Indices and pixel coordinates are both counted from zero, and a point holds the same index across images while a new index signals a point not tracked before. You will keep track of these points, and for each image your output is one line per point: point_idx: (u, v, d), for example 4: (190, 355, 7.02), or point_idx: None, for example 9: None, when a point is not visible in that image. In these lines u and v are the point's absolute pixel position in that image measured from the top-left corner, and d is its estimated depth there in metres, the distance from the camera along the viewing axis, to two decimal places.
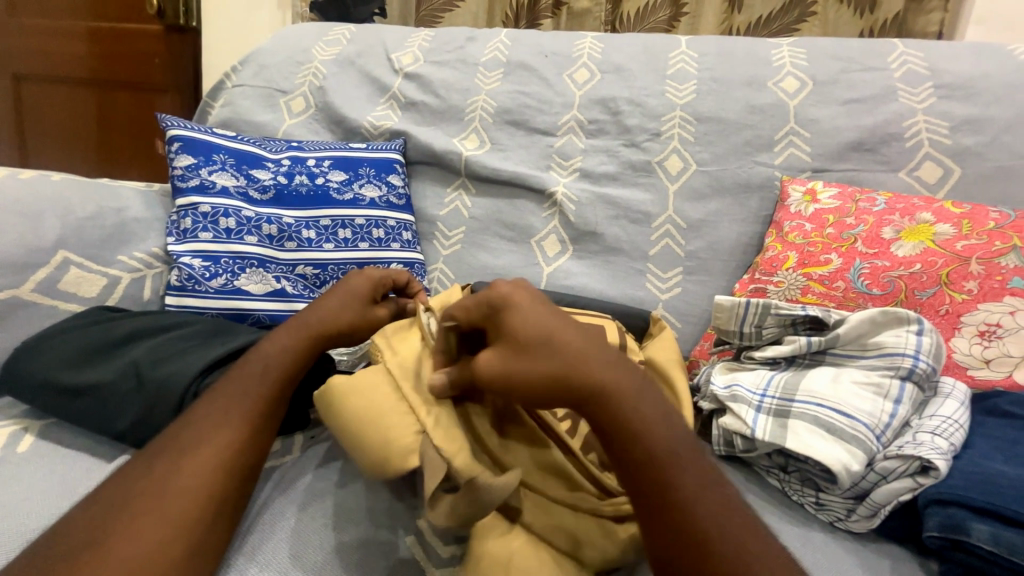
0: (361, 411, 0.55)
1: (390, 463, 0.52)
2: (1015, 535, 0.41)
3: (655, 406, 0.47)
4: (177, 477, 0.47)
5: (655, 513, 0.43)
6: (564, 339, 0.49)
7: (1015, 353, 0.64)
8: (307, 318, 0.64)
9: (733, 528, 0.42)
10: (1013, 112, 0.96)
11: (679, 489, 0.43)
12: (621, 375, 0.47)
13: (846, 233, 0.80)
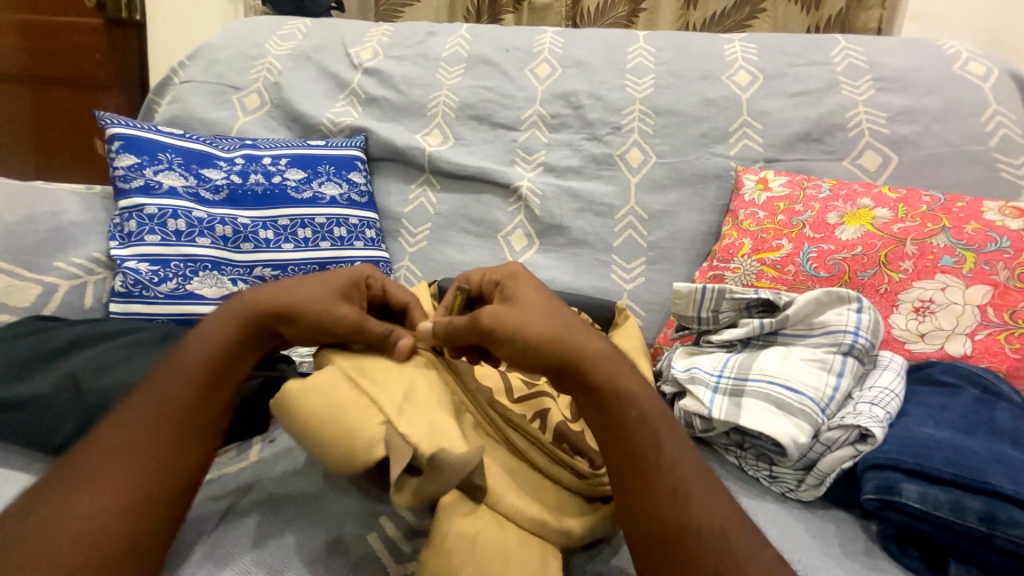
0: (318, 405, 0.47)
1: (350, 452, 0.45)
2: (940, 492, 0.44)
3: (631, 380, 0.48)
4: (100, 490, 0.42)
5: (627, 482, 0.44)
6: (546, 315, 0.49)
7: (946, 326, 0.69)
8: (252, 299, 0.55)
9: (698, 494, 0.43)
10: (942, 103, 1.03)
11: (660, 464, 0.44)
12: (598, 349, 0.48)
13: (796, 219, 0.84)
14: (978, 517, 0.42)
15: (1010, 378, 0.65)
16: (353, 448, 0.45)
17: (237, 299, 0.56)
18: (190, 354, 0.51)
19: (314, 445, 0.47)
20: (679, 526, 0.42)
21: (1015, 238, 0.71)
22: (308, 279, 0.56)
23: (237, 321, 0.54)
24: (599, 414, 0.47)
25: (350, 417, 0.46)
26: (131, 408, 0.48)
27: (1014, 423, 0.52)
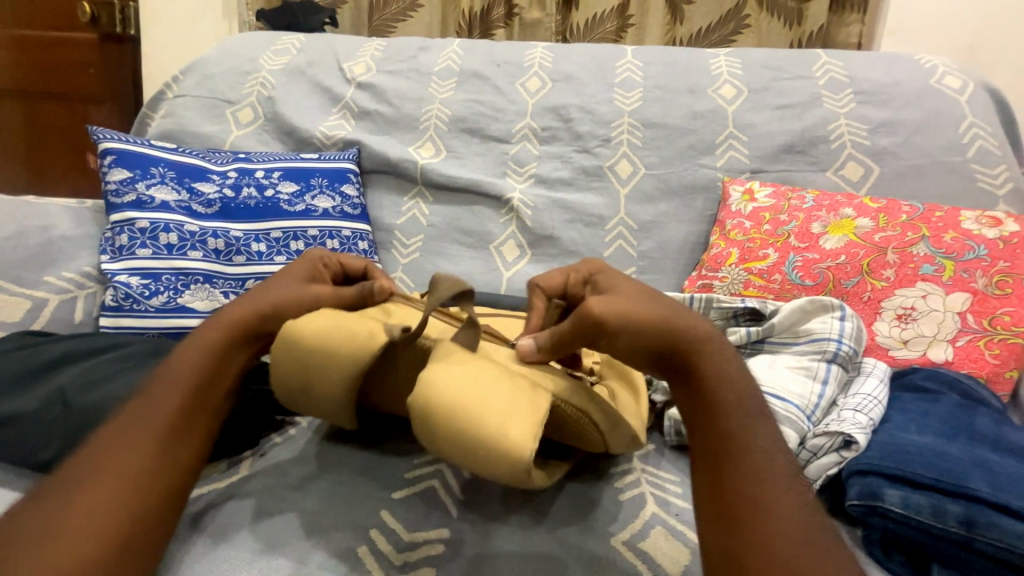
0: (323, 323, 0.55)
1: (359, 337, 0.54)
2: (921, 497, 0.44)
3: (731, 366, 0.47)
4: (90, 499, 0.41)
5: (710, 467, 0.41)
6: (653, 302, 0.50)
7: (929, 333, 0.70)
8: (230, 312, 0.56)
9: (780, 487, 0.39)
10: (920, 115, 1.06)
11: (746, 445, 0.41)
12: (707, 336, 0.48)
13: (781, 229, 0.85)
14: (957, 520, 0.43)
15: (990, 383, 0.67)
16: (366, 345, 0.53)
17: (222, 309, 0.57)
18: (189, 360, 0.51)
19: (324, 348, 0.53)
20: (757, 532, 0.36)
21: (991, 247, 0.73)
22: (283, 283, 0.60)
23: (222, 331, 0.54)
24: (696, 396, 0.45)
25: (356, 323, 0.55)
26: (121, 420, 0.46)
27: (994, 427, 0.53)
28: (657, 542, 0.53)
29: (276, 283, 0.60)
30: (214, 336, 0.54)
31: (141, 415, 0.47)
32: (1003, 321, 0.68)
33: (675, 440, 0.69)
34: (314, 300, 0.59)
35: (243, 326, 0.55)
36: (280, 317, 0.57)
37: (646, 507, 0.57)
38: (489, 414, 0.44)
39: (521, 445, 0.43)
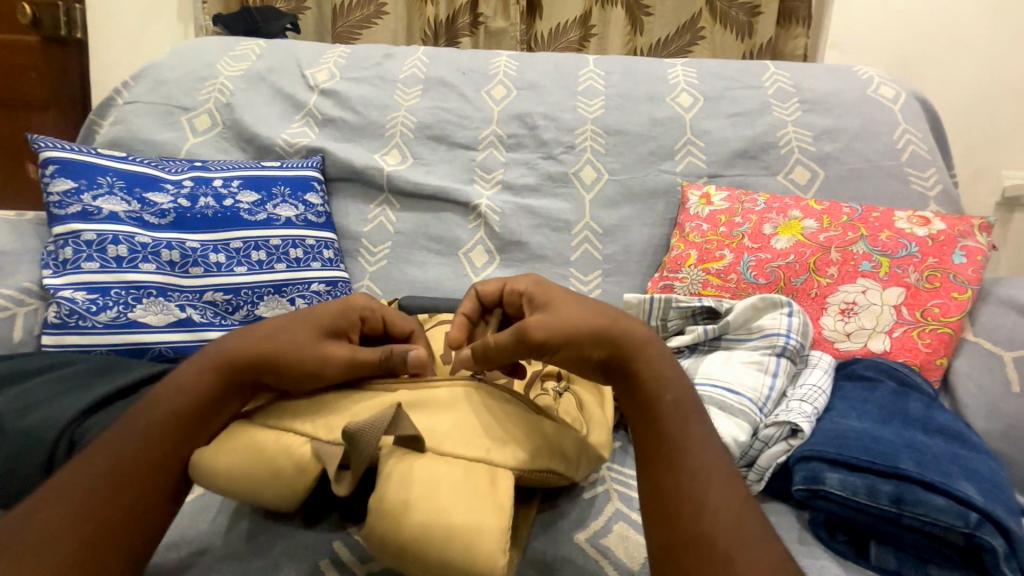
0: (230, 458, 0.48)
1: (285, 476, 0.48)
2: (857, 478, 0.48)
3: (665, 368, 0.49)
4: (59, 520, 0.41)
5: (653, 471, 0.43)
6: (585, 307, 0.51)
7: (868, 325, 0.75)
8: (230, 352, 0.51)
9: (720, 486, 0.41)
10: (859, 123, 1.13)
11: (681, 445, 0.44)
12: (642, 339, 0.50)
13: (736, 231, 0.90)
14: (889, 498, 0.46)
15: (923, 371, 0.72)
16: (295, 478, 0.48)
17: (219, 351, 0.51)
18: (175, 398, 0.49)
19: (256, 491, 0.48)
20: (697, 528, 0.39)
21: (921, 245, 0.79)
22: (295, 328, 0.53)
23: (218, 373, 0.50)
24: (638, 401, 0.47)
25: (267, 443, 0.49)
26: (95, 461, 0.45)
27: (924, 411, 0.57)
28: (619, 538, 0.54)
29: (272, 325, 0.53)
30: (203, 379, 0.50)
31: (116, 459, 0.45)
32: (933, 312, 0.74)
33: None
34: (322, 357, 0.52)
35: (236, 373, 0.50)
36: (282, 371, 0.51)
37: (609, 504, 0.59)
38: (448, 525, 0.42)
39: (489, 554, 0.41)
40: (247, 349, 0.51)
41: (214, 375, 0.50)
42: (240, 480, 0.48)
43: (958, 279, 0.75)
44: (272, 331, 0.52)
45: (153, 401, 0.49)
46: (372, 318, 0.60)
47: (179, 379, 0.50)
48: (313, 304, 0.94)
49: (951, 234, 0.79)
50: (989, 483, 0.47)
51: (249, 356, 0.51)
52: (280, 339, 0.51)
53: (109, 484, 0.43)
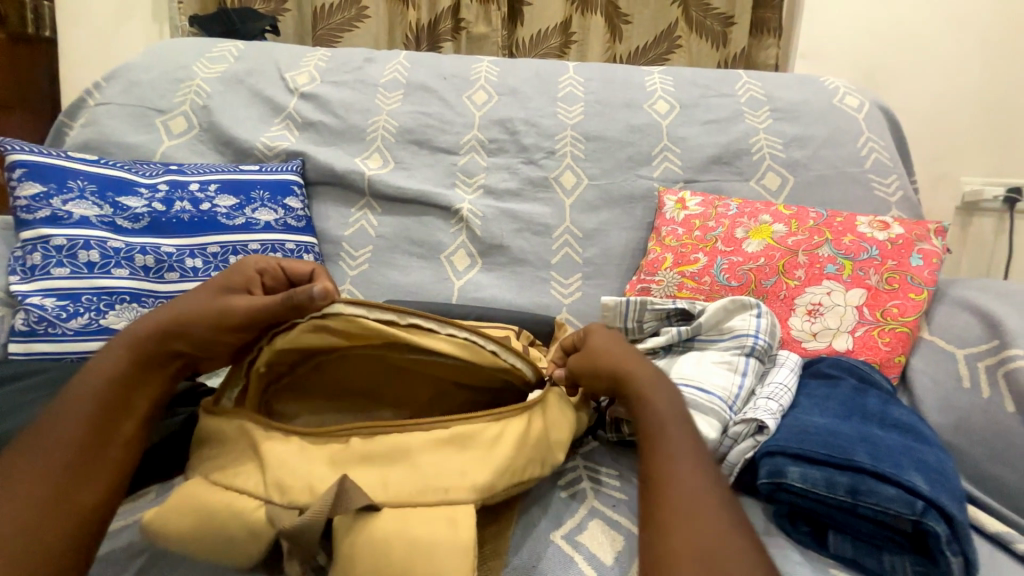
0: (186, 529, 0.48)
1: (241, 536, 0.48)
2: (816, 471, 0.50)
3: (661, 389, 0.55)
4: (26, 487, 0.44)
5: (645, 474, 0.47)
6: (614, 348, 0.60)
7: (833, 325, 0.79)
8: (136, 328, 0.54)
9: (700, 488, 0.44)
10: (826, 131, 1.18)
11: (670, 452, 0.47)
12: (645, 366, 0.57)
13: (709, 234, 0.93)
14: (845, 490, 0.48)
15: (883, 368, 0.75)
16: (249, 536, 0.48)
17: (120, 339, 0.54)
18: (89, 384, 0.50)
19: (219, 547, 0.48)
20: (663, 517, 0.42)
21: (881, 248, 0.83)
22: (191, 296, 0.56)
23: (134, 351, 0.53)
24: (636, 414, 0.52)
25: (213, 509, 0.49)
26: (27, 455, 0.46)
27: (881, 406, 0.60)
28: (595, 533, 0.56)
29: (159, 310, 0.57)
30: (120, 356, 0.53)
31: (60, 430, 0.48)
32: (892, 312, 0.78)
33: (616, 437, 0.73)
34: (223, 307, 0.54)
35: (153, 345, 0.54)
36: (188, 334, 0.54)
37: (586, 502, 0.61)
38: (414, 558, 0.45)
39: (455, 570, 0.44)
40: (152, 323, 0.54)
41: (124, 356, 0.53)
42: (201, 546, 0.48)
43: (915, 280, 0.80)
44: (171, 306, 0.56)
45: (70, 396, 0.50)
46: (269, 271, 0.60)
47: (95, 362, 0.52)
48: None
49: (909, 238, 0.83)
50: (936, 473, 0.50)
51: (151, 331, 0.54)
52: (180, 309, 0.55)
53: (47, 464, 0.46)
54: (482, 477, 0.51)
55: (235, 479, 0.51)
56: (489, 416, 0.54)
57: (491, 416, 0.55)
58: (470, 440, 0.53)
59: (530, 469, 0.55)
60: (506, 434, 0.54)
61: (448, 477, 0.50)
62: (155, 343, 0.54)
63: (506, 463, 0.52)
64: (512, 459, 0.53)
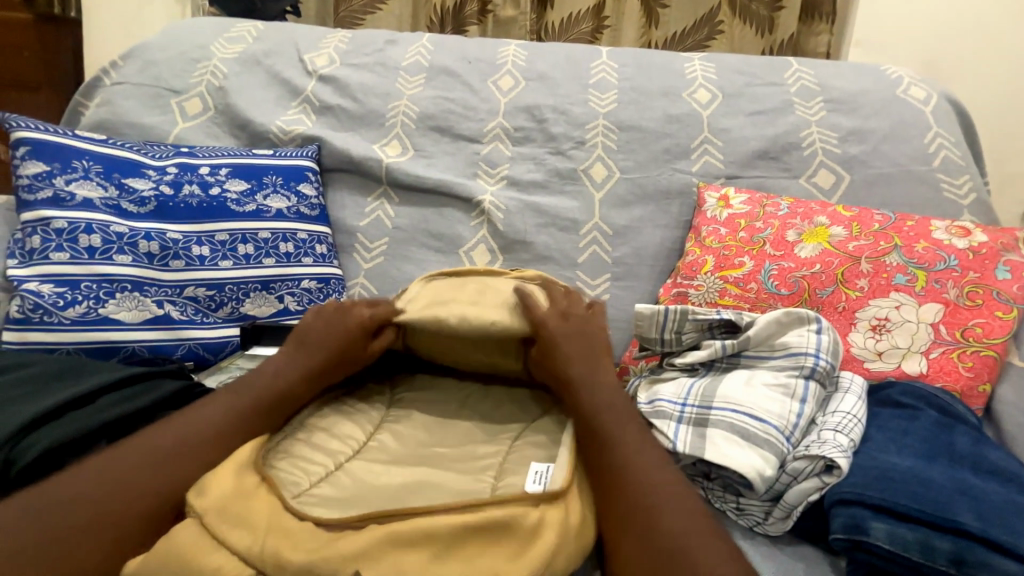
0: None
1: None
2: (908, 531, 0.42)
3: (611, 403, 0.57)
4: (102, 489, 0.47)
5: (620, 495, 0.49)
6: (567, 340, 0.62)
7: (902, 344, 0.69)
8: (249, 383, 0.60)
9: (674, 515, 0.46)
10: (888, 124, 1.07)
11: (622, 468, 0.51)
12: (590, 378, 0.60)
13: (756, 236, 0.83)
14: (946, 558, 0.40)
15: (964, 397, 0.66)
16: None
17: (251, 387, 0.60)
18: (188, 422, 0.55)
19: None
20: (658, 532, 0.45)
21: (961, 257, 0.72)
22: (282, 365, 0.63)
23: (238, 402, 0.58)
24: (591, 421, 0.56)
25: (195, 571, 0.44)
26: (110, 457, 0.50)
27: (974, 447, 0.51)
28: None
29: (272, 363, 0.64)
30: (227, 403, 0.58)
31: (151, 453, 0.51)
32: (975, 332, 0.67)
33: None
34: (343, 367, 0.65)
35: (257, 400, 0.58)
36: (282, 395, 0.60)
37: None
38: None
39: None
40: (260, 384, 0.60)
41: (236, 400, 0.58)
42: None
43: (1002, 296, 0.69)
44: (274, 372, 0.62)
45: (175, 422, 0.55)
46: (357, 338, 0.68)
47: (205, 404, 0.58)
48: (302, 302, 0.90)
49: (994, 247, 0.72)
50: None
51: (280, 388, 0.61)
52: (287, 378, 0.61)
53: (128, 477, 0.49)
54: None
55: (232, 533, 0.44)
56: (528, 500, 0.48)
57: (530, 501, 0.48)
58: (508, 529, 0.46)
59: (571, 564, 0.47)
60: (549, 518, 0.47)
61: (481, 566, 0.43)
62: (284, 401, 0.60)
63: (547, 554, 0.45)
64: (553, 556, 0.45)
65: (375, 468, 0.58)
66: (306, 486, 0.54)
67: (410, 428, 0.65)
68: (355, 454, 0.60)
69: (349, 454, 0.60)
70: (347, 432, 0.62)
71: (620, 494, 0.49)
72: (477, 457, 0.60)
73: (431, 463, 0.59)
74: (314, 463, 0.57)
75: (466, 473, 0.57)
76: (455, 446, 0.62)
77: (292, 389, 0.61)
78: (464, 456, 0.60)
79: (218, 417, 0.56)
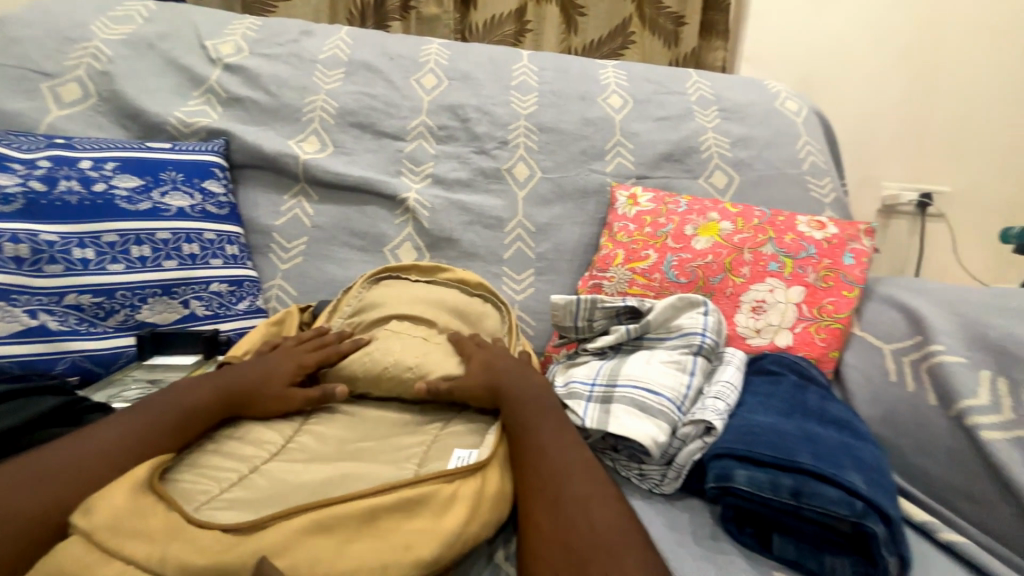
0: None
1: None
2: (763, 474, 0.50)
3: (535, 402, 0.62)
4: None
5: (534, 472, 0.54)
6: (491, 350, 0.70)
7: (775, 322, 0.81)
8: (152, 401, 0.58)
9: (579, 488, 0.51)
10: (768, 132, 1.22)
11: (538, 449, 0.56)
12: (516, 383, 0.65)
13: (660, 231, 0.92)
14: (789, 492, 0.48)
15: (819, 363, 0.77)
16: None
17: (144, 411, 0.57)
18: (73, 444, 0.51)
19: None
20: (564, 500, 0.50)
21: (819, 247, 0.85)
22: (194, 384, 0.61)
23: (138, 418, 0.55)
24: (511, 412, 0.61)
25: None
26: None
27: (820, 403, 0.61)
28: None
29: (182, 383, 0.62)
30: (124, 421, 0.55)
31: (34, 469, 0.47)
32: (828, 309, 0.80)
33: None
34: (270, 375, 0.65)
35: (158, 416, 0.56)
36: (190, 410, 0.58)
37: None
38: None
39: None
40: (162, 401, 0.58)
41: (136, 416, 0.55)
42: None
43: (848, 278, 0.83)
44: (183, 390, 0.60)
45: (39, 450, 0.49)
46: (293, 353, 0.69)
47: (98, 426, 0.54)
48: (211, 307, 0.85)
49: (842, 238, 0.87)
50: (874, 471, 0.50)
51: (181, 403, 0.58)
52: (196, 394, 0.60)
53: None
54: (428, 549, 0.46)
55: (125, 544, 0.42)
56: (441, 477, 0.51)
57: (443, 478, 0.51)
58: (422, 504, 0.48)
59: (486, 533, 0.51)
60: (462, 492, 0.51)
61: (396, 546, 0.45)
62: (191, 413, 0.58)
63: (460, 525, 0.48)
64: (466, 525, 0.49)
65: (294, 467, 0.56)
66: (217, 492, 0.51)
67: (332, 428, 0.64)
68: (273, 456, 0.58)
69: (265, 457, 0.58)
70: (264, 437, 0.61)
71: (537, 477, 0.53)
72: (401, 448, 0.61)
73: (354, 457, 0.59)
74: (226, 469, 0.55)
75: (388, 463, 0.58)
76: (379, 440, 0.63)
77: (203, 407, 0.59)
78: (388, 449, 0.61)
79: (115, 434, 0.53)
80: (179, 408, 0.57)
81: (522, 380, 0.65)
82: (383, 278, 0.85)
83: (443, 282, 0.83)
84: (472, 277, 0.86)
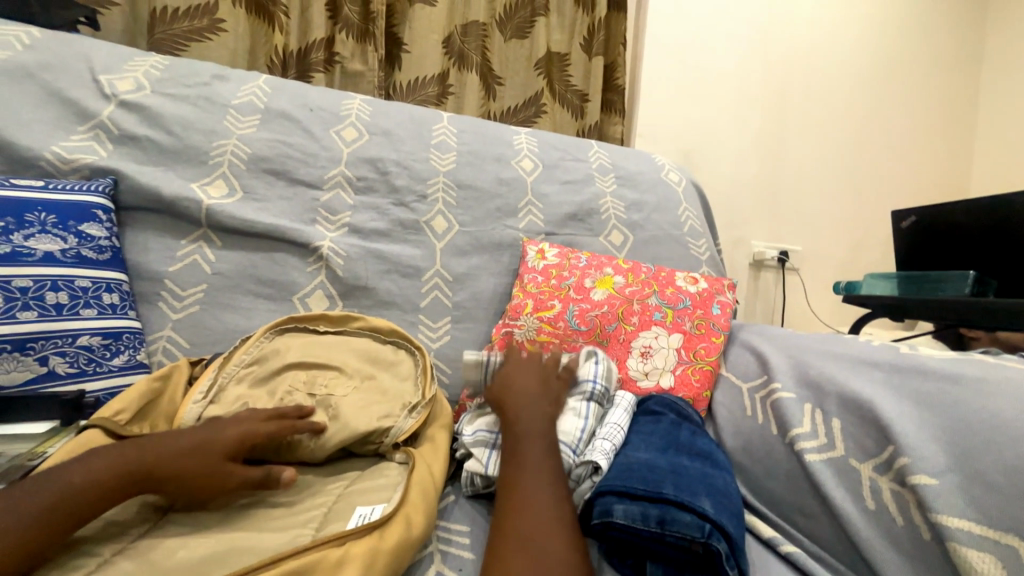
0: None
1: None
2: (636, 506, 0.57)
3: (541, 449, 0.63)
4: None
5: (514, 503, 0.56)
6: (524, 374, 0.74)
7: (659, 365, 0.92)
8: (82, 477, 0.50)
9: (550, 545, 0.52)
10: (656, 199, 1.43)
11: (525, 486, 0.58)
12: (528, 426, 0.66)
13: (564, 283, 1.01)
14: (655, 521, 0.55)
15: (695, 402, 0.89)
16: None
17: (61, 467, 0.50)
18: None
19: None
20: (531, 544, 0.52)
21: (693, 299, 1.00)
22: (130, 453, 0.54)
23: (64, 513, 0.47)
24: (513, 439, 0.65)
25: None
26: None
27: (690, 438, 0.70)
28: None
29: (123, 447, 0.54)
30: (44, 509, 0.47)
31: None
32: (701, 353, 0.93)
33: (470, 490, 0.73)
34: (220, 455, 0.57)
35: (91, 503, 0.49)
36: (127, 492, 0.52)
37: (433, 566, 0.60)
38: None
39: None
40: (91, 482, 0.50)
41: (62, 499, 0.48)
42: None
43: (716, 326, 0.97)
44: (116, 462, 0.52)
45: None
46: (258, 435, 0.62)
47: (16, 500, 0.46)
48: (77, 364, 0.76)
49: (711, 291, 1.03)
50: (723, 495, 0.59)
51: (98, 477, 0.50)
52: (129, 468, 0.52)
53: None
54: None
55: None
56: (332, 539, 0.50)
57: (337, 540, 0.50)
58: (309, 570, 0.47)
59: None
60: (355, 551, 0.50)
61: None
62: (109, 494, 0.51)
63: None
64: None
65: (169, 543, 0.51)
66: None
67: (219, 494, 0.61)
68: (144, 534, 0.53)
69: (134, 535, 0.52)
70: (134, 512, 0.55)
71: (515, 519, 0.55)
72: (299, 510, 0.59)
73: (243, 524, 0.55)
74: (84, 554, 0.48)
75: (280, 528, 0.55)
76: (274, 503, 0.60)
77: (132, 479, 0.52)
78: (284, 512, 0.58)
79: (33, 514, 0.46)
80: (102, 485, 0.50)
81: (536, 412, 0.68)
82: (288, 327, 0.83)
83: (354, 331, 0.84)
84: (383, 323, 0.88)
